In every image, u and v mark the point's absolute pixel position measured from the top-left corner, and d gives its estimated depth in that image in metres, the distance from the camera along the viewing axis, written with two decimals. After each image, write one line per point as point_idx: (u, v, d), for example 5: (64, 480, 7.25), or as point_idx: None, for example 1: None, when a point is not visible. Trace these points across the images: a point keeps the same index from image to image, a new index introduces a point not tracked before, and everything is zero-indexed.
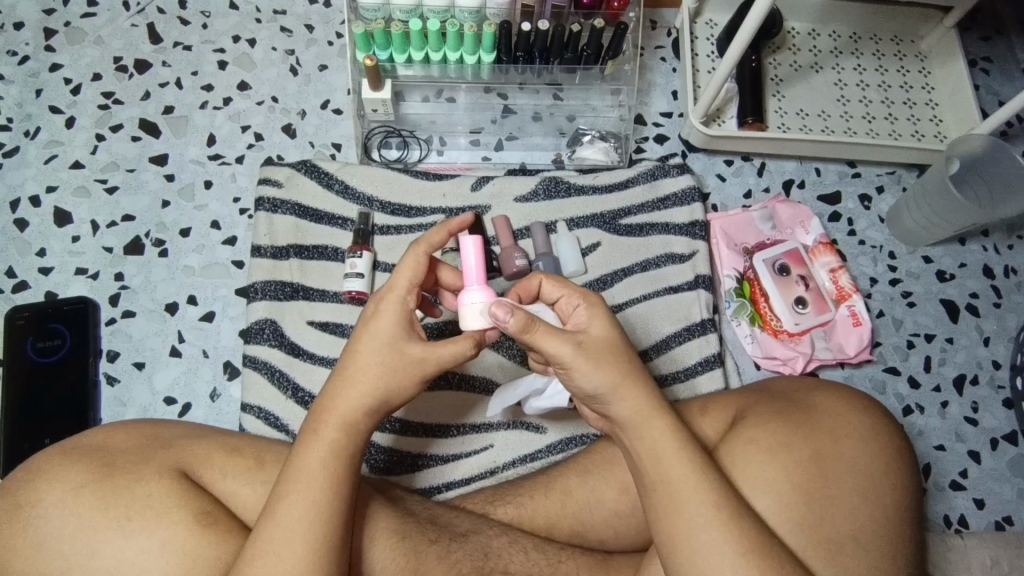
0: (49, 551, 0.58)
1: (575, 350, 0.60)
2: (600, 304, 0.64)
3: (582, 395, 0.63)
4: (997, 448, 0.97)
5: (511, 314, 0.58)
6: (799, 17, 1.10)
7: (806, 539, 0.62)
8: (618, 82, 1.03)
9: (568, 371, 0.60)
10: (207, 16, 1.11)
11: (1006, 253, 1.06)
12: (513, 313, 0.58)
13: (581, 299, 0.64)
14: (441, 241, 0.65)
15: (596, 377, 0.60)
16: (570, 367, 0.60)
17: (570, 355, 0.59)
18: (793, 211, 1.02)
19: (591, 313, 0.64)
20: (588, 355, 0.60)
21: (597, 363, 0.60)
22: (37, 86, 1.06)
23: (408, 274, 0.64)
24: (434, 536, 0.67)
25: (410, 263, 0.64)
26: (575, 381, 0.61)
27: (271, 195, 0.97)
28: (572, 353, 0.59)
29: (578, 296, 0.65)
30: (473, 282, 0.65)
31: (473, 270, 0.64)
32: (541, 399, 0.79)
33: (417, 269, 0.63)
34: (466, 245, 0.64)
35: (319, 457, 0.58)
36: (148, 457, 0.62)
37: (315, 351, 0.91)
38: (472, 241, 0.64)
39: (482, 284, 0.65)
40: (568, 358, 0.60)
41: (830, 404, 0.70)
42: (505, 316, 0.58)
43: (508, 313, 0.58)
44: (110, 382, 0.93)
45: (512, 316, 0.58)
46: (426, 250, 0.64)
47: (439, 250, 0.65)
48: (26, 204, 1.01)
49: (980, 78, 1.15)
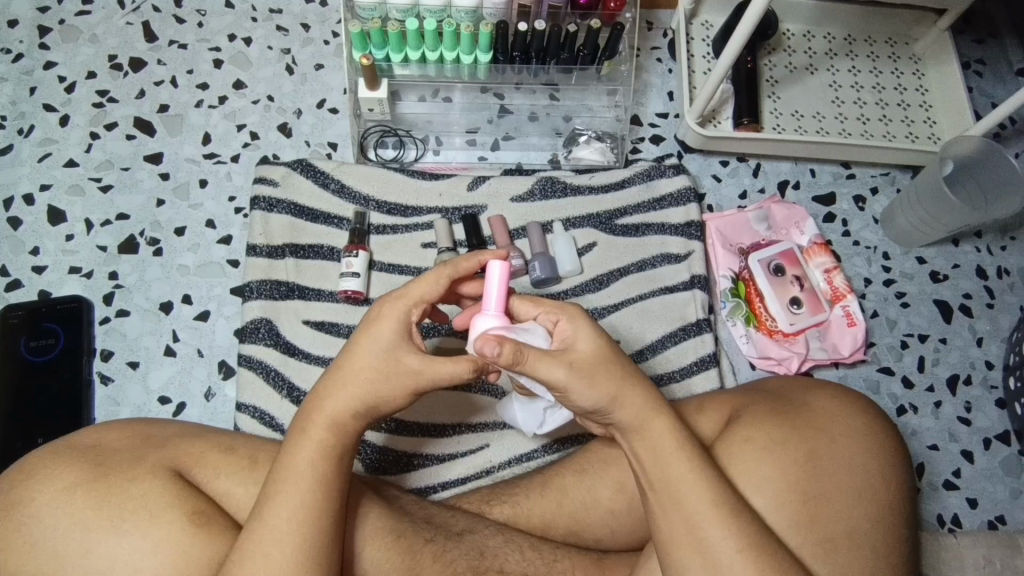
0: (42, 551, 0.57)
1: (570, 372, 0.59)
2: (584, 315, 0.63)
3: (582, 411, 0.62)
4: (990, 447, 0.97)
5: (499, 350, 0.56)
6: (795, 19, 1.11)
7: (799, 537, 0.62)
8: (615, 83, 1.03)
9: (565, 394, 0.60)
10: (203, 15, 1.11)
11: (999, 254, 1.07)
12: (503, 348, 0.56)
13: (561, 314, 0.63)
14: (468, 268, 0.66)
15: (590, 396, 0.59)
16: (567, 391, 0.59)
17: (566, 380, 0.59)
18: (787, 212, 1.03)
19: (576, 326, 0.62)
20: (583, 375, 0.59)
21: (592, 382, 0.59)
22: (31, 84, 1.06)
23: (420, 290, 0.63)
24: (429, 536, 0.67)
25: (431, 280, 0.63)
26: (573, 401, 0.60)
27: (267, 194, 0.96)
28: (567, 376, 0.59)
29: (562, 315, 0.63)
30: (490, 310, 0.63)
31: (494, 297, 0.63)
32: (545, 424, 0.76)
33: (436, 286, 0.63)
34: (492, 272, 0.62)
35: (308, 457, 0.57)
36: (141, 457, 0.62)
37: (310, 351, 0.91)
38: (498, 268, 0.62)
39: (500, 313, 0.63)
40: (564, 381, 0.59)
41: (824, 403, 0.70)
42: (493, 350, 0.56)
43: (497, 349, 0.56)
44: (104, 381, 0.93)
45: (500, 352, 0.56)
46: (448, 275, 0.64)
47: (466, 276, 0.66)
48: (19, 202, 1.00)
49: (973, 80, 1.16)
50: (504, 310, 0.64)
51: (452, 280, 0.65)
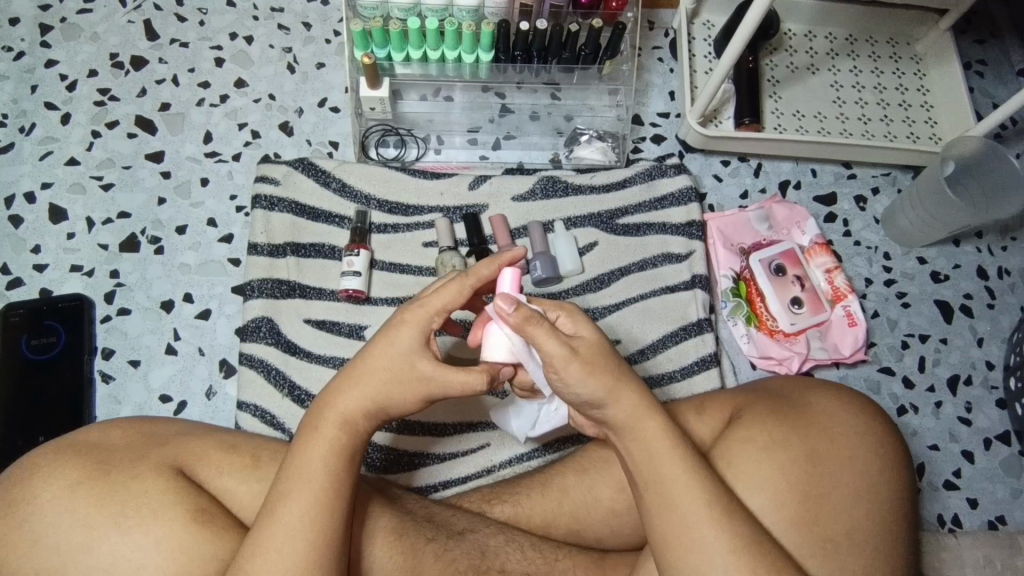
0: (44, 548, 0.57)
1: (571, 353, 0.59)
2: (581, 312, 0.63)
3: (579, 401, 0.62)
4: (990, 447, 0.98)
5: (514, 307, 0.58)
6: (797, 19, 1.11)
7: (799, 538, 0.62)
8: (616, 82, 1.02)
9: (561, 376, 0.59)
10: (204, 13, 1.11)
11: (1000, 254, 1.07)
12: (516, 306, 0.58)
13: (560, 310, 0.63)
14: (487, 276, 0.64)
15: (587, 383, 0.59)
16: (563, 370, 0.59)
17: (564, 358, 0.59)
18: (788, 212, 1.03)
19: (574, 322, 0.62)
20: (582, 360, 0.59)
21: (590, 369, 0.59)
22: (32, 82, 1.06)
23: (443, 298, 0.63)
24: (431, 534, 0.67)
25: (451, 288, 0.63)
26: (570, 388, 0.60)
27: (268, 192, 0.96)
28: (568, 353, 0.59)
29: (561, 312, 0.63)
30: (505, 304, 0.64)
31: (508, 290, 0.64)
32: (539, 425, 0.76)
33: (455, 297, 0.63)
34: (504, 275, 0.64)
35: (318, 456, 0.58)
36: (143, 454, 0.62)
37: (312, 350, 0.91)
38: (509, 271, 0.64)
39: None
40: (563, 358, 0.59)
41: (830, 404, 0.70)
42: (507, 307, 0.59)
43: (511, 305, 0.59)
44: (105, 379, 0.93)
45: (513, 309, 0.58)
46: (471, 284, 0.63)
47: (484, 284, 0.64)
48: (20, 200, 1.00)
49: (975, 80, 1.16)
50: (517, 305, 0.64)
51: (477, 289, 0.65)
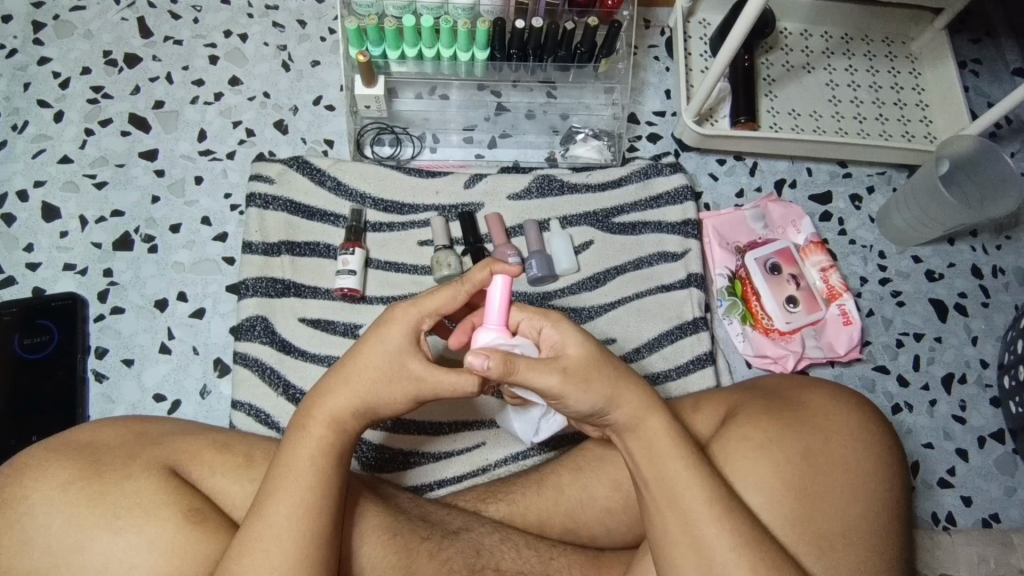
0: (36, 548, 0.57)
1: (563, 378, 0.59)
2: (566, 319, 0.63)
3: (580, 415, 0.62)
4: (984, 446, 0.98)
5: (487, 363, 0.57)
6: (792, 17, 1.11)
7: (796, 536, 0.62)
8: (612, 81, 1.02)
9: (561, 401, 0.60)
10: (198, 10, 1.10)
11: (994, 253, 1.07)
12: (490, 362, 0.57)
13: (545, 321, 0.63)
14: (482, 280, 0.63)
15: (584, 390, 0.59)
16: (562, 397, 0.60)
17: (558, 386, 0.59)
18: (784, 211, 1.03)
19: (561, 332, 0.62)
20: (578, 381, 0.59)
21: (586, 386, 0.59)
22: (25, 79, 1.05)
23: (434, 301, 0.63)
24: (424, 534, 0.67)
25: (446, 295, 0.63)
26: (570, 407, 0.61)
27: (263, 190, 0.96)
28: (561, 383, 0.59)
29: (548, 317, 0.63)
30: (493, 323, 0.63)
31: (495, 310, 0.63)
32: (541, 431, 0.75)
33: (450, 303, 0.63)
34: (495, 285, 0.63)
35: (306, 454, 0.57)
36: (137, 453, 0.62)
37: (306, 349, 0.91)
38: (500, 280, 0.63)
39: (502, 328, 0.63)
40: (558, 387, 0.59)
41: (822, 402, 0.70)
42: (481, 363, 0.57)
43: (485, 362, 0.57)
44: (99, 378, 0.92)
45: (488, 364, 0.57)
46: (466, 292, 0.63)
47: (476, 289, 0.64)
48: (13, 198, 0.99)
49: (969, 79, 1.16)
50: (506, 324, 0.64)
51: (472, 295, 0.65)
